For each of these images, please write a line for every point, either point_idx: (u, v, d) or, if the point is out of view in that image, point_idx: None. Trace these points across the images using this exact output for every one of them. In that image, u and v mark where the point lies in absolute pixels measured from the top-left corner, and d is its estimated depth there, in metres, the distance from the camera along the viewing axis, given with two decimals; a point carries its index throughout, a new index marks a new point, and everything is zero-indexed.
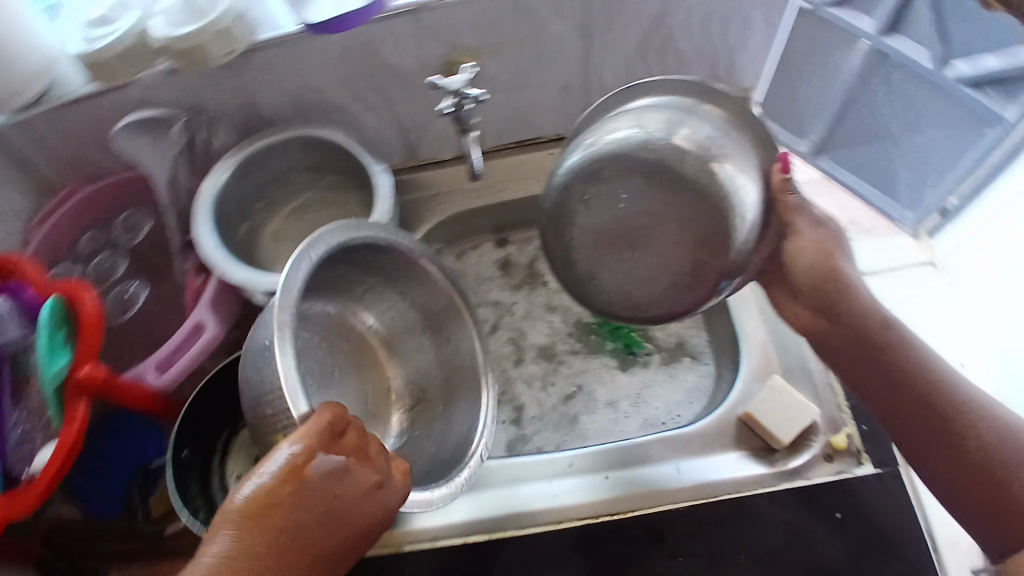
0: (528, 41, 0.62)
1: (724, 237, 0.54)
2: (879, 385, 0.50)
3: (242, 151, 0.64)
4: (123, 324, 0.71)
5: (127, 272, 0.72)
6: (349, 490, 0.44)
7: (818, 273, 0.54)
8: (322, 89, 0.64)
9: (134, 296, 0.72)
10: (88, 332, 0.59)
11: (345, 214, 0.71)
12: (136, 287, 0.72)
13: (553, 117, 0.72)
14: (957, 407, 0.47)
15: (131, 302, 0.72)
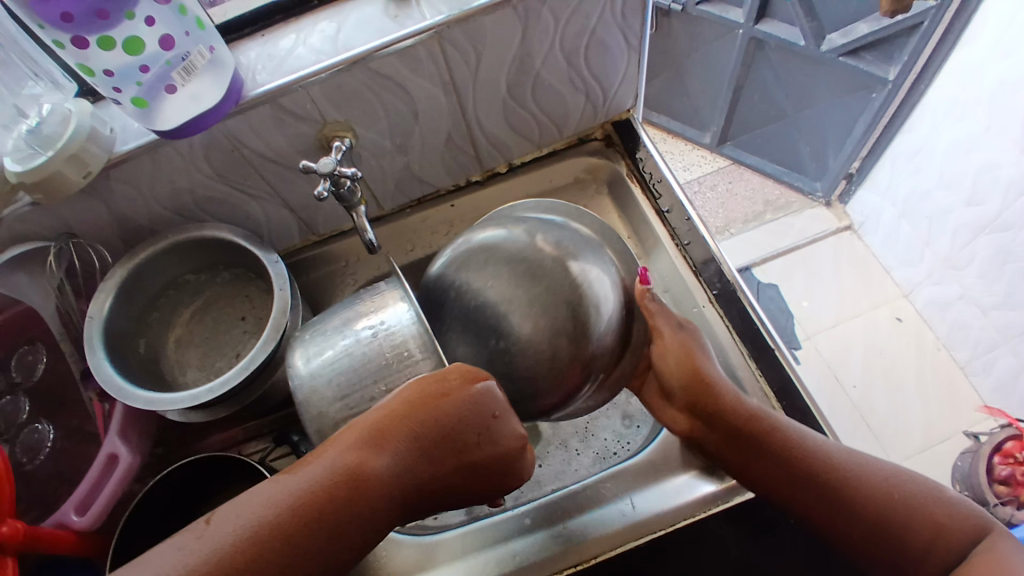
0: (396, 104, 0.62)
1: (586, 321, 0.52)
2: (780, 476, 0.53)
3: (127, 263, 0.61)
4: (37, 466, 0.65)
5: (32, 413, 0.67)
6: (502, 423, 0.48)
7: (683, 369, 0.57)
8: (195, 188, 0.63)
9: (42, 436, 0.66)
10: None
11: (250, 306, 0.69)
12: (45, 426, 0.67)
13: (444, 168, 0.72)
14: (838, 479, 0.52)
15: (41, 443, 0.66)
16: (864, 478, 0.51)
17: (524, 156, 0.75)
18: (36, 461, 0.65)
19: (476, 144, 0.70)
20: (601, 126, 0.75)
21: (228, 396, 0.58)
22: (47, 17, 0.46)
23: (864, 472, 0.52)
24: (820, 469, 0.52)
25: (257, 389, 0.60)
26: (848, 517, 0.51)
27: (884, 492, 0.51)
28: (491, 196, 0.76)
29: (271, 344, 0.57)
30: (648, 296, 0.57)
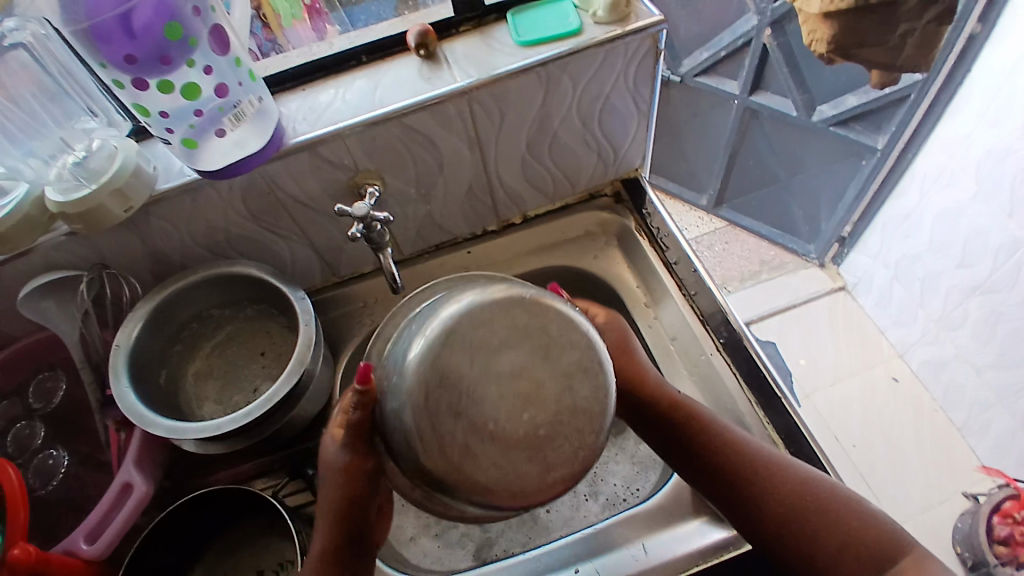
0: (423, 154, 0.66)
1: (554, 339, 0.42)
2: (698, 456, 0.58)
3: (155, 296, 0.63)
4: (49, 493, 0.65)
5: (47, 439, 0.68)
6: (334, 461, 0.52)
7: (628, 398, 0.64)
8: (229, 227, 0.66)
9: (55, 463, 0.66)
10: (14, 509, 0.55)
11: (271, 341, 0.70)
12: (60, 452, 0.67)
13: (463, 217, 0.76)
14: (746, 461, 0.56)
15: (54, 468, 0.66)
16: (759, 458, 0.57)
17: (539, 209, 0.79)
18: (45, 488, 0.65)
19: (494, 195, 0.75)
20: (612, 183, 0.80)
21: (248, 431, 0.60)
22: (112, 58, 0.49)
23: (771, 452, 0.57)
24: (735, 460, 0.57)
25: (275, 424, 0.61)
26: (739, 494, 0.56)
27: (788, 473, 0.56)
28: (508, 244, 0.79)
29: (292, 375, 0.58)
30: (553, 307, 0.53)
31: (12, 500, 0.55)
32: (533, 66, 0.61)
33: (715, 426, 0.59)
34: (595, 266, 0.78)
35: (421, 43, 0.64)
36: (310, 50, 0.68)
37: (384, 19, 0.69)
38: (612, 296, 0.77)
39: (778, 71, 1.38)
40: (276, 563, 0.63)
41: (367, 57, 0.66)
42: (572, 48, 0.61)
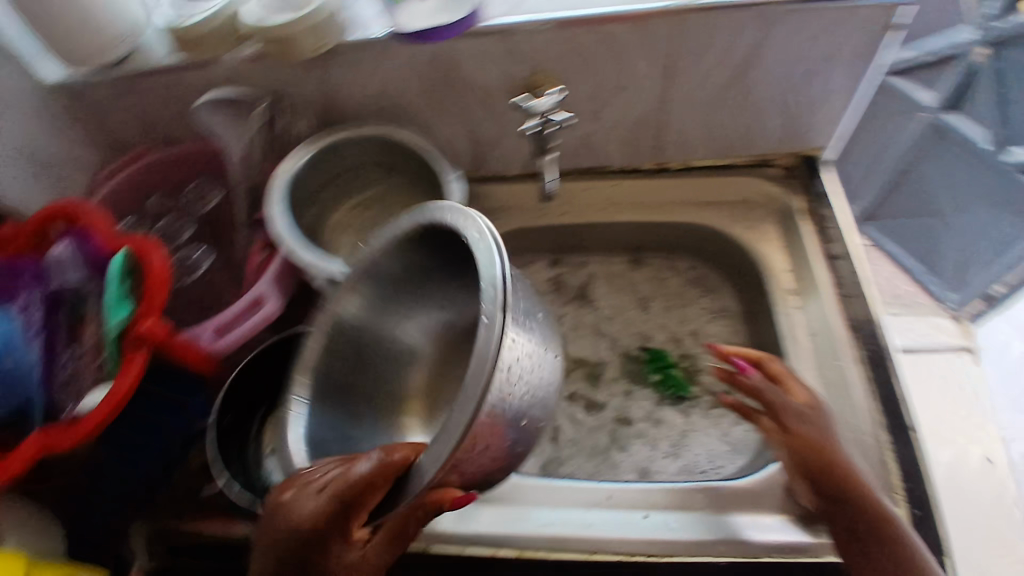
0: (611, 70, 0.63)
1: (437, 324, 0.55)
2: (846, 533, 0.51)
3: (320, 140, 0.65)
4: (185, 287, 0.69)
5: (192, 238, 0.72)
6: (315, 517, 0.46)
7: (797, 452, 0.55)
8: (400, 93, 0.66)
9: (197, 263, 0.71)
10: (158, 288, 0.57)
11: (408, 213, 0.72)
12: (202, 253, 0.71)
13: (624, 149, 0.73)
14: (893, 548, 0.49)
15: (194, 267, 0.70)
16: (907, 551, 0.49)
17: (703, 160, 0.74)
18: (187, 280, 0.69)
19: (663, 133, 0.71)
20: (786, 156, 0.75)
21: (353, 336, 0.62)
22: None
23: (915, 546, 0.49)
24: (885, 542, 0.49)
25: (377, 324, 0.63)
26: None
27: None
28: (660, 187, 0.75)
29: (432, 249, 0.60)
30: (766, 362, 0.61)
31: (156, 279, 0.57)
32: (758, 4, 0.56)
33: (876, 503, 0.51)
34: (747, 238, 0.73)
35: None
36: None
37: None
38: (754, 273, 0.72)
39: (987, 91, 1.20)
40: None
41: None
42: None
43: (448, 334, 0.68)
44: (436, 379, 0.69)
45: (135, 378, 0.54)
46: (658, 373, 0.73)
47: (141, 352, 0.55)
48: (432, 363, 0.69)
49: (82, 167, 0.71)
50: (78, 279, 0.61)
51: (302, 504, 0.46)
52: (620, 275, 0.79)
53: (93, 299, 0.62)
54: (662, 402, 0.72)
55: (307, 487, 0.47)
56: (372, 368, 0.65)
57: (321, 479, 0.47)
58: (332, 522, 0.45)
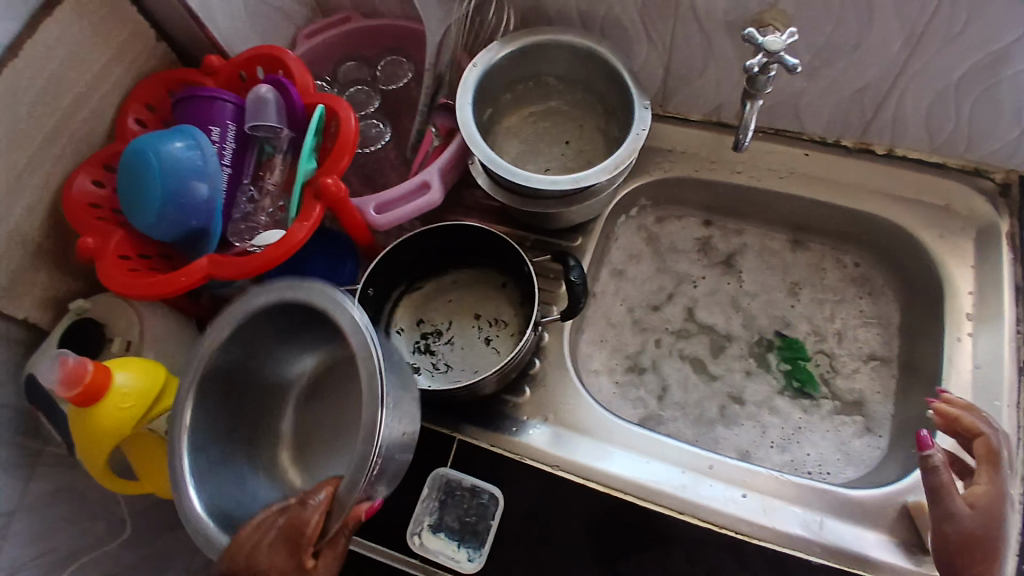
0: (852, 28, 0.57)
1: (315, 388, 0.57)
2: None
3: (523, 38, 0.63)
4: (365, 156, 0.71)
5: (376, 111, 0.73)
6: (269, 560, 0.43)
7: (952, 534, 0.50)
8: (609, 6, 0.62)
9: (379, 135, 0.71)
10: (340, 152, 0.58)
11: (579, 134, 0.70)
12: (383, 126, 0.72)
13: (831, 117, 0.67)
14: None
15: (376, 139, 0.71)
16: None
17: (909, 150, 0.68)
18: (369, 150, 0.71)
19: (879, 109, 0.64)
20: (1005, 170, 0.66)
21: (232, 370, 0.53)
22: None
23: None
24: None
25: (251, 353, 0.54)
26: None
27: None
28: (849, 168, 0.69)
29: (607, 174, 0.58)
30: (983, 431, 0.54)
31: (343, 144, 0.58)
32: None
33: None
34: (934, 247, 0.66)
35: None
36: None
37: None
38: (930, 289, 0.66)
39: None
40: (490, 319, 0.68)
41: None
42: None
43: (336, 371, 0.58)
44: (311, 417, 0.58)
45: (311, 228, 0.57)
46: (790, 362, 0.69)
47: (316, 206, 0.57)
48: (305, 395, 0.59)
49: (287, 17, 0.73)
50: (273, 124, 0.61)
51: (263, 559, 0.43)
52: (773, 253, 0.74)
53: (281, 146, 0.63)
54: (784, 392, 0.68)
55: (260, 543, 0.43)
56: (245, 403, 0.55)
57: (262, 530, 0.44)
58: (290, 555, 0.43)
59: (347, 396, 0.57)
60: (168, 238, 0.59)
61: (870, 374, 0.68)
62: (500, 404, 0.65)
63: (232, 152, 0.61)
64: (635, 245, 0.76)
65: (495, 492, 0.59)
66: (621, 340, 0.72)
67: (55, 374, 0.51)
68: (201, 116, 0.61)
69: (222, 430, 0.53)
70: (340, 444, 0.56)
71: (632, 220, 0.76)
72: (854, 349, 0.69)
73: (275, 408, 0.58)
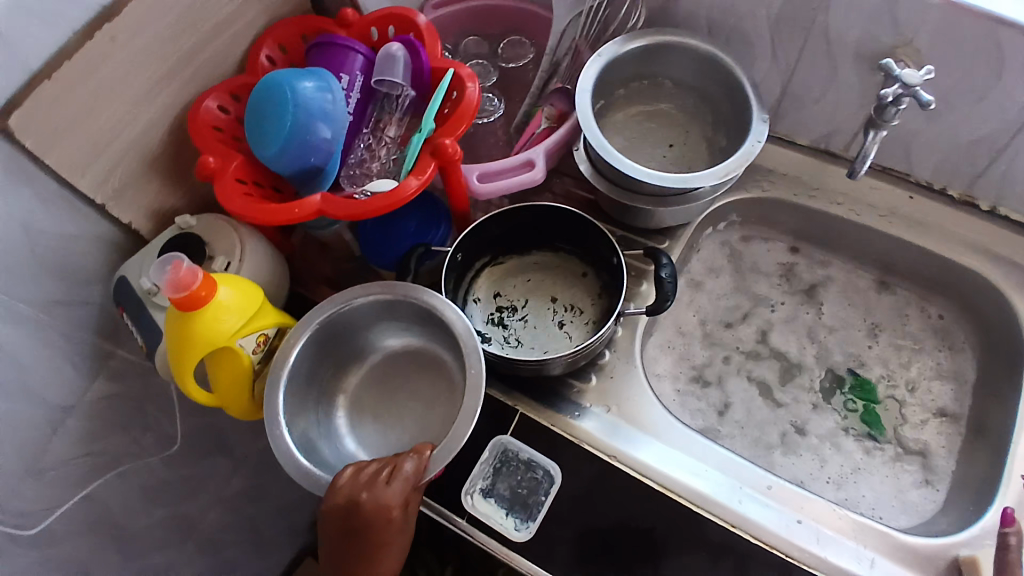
0: (987, 74, 0.57)
1: (402, 362, 0.63)
2: None
3: (651, 36, 0.65)
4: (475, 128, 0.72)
5: (491, 87, 0.74)
6: (376, 497, 0.50)
7: None
8: (743, 18, 0.63)
9: (494, 109, 0.72)
10: (460, 117, 0.60)
11: (683, 139, 0.71)
12: (497, 103, 0.72)
13: (941, 164, 0.66)
14: None
15: (490, 113, 0.72)
16: None
17: (1014, 212, 0.67)
18: (481, 122, 0.71)
19: (991, 164, 0.63)
20: None
21: (341, 325, 0.59)
22: None
23: None
24: None
25: (361, 321, 0.60)
26: None
27: None
28: (950, 218, 0.68)
29: (717, 178, 0.58)
30: None
31: (464, 109, 0.60)
32: None
33: None
34: None
35: None
36: None
37: None
38: (1014, 349, 0.65)
39: None
40: (567, 304, 0.68)
41: None
42: None
43: (407, 363, 0.63)
44: (372, 384, 0.63)
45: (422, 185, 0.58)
46: (859, 402, 0.68)
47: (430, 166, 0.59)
48: (374, 372, 0.64)
49: None
50: (398, 80, 0.63)
51: (381, 494, 0.50)
52: (857, 291, 0.73)
53: (402, 104, 0.65)
54: (850, 432, 0.67)
55: (376, 480, 0.51)
56: (330, 359, 0.61)
57: (373, 471, 0.52)
58: (396, 498, 0.50)
59: (412, 378, 0.63)
60: (283, 172, 0.61)
61: (938, 427, 0.67)
62: (565, 386, 0.65)
63: (355, 101, 0.64)
64: (716, 260, 0.76)
65: (551, 467, 0.59)
66: (689, 349, 0.72)
67: (167, 276, 0.52)
68: (330, 63, 0.63)
69: (304, 376, 0.58)
70: (395, 427, 0.61)
71: (717, 235, 0.76)
72: (924, 401, 0.68)
73: (347, 375, 0.63)
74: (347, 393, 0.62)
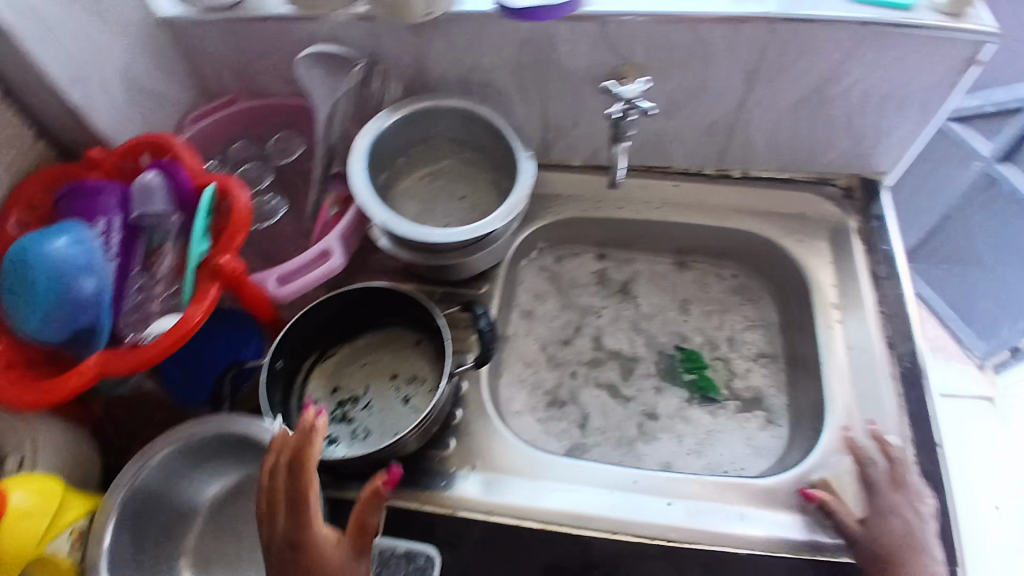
0: (696, 73, 0.65)
1: (234, 499, 0.60)
2: None
3: (408, 106, 0.67)
4: (262, 232, 0.72)
5: (270, 186, 0.74)
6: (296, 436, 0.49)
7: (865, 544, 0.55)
8: (489, 70, 0.68)
9: (273, 209, 0.72)
10: (235, 228, 0.59)
11: (472, 189, 0.74)
12: (276, 201, 0.72)
13: (694, 150, 0.75)
14: None
15: (270, 213, 0.72)
16: None
17: (762, 172, 0.76)
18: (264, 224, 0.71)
19: (728, 141, 0.73)
20: (848, 176, 0.75)
21: (154, 485, 0.56)
22: None
23: None
24: None
25: (174, 475, 0.57)
26: None
27: None
28: (716, 193, 0.77)
29: (498, 222, 0.62)
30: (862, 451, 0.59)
31: (237, 220, 0.59)
32: (850, 22, 0.58)
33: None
34: (798, 249, 0.74)
35: None
36: None
37: None
38: (796, 287, 0.75)
39: None
40: (409, 377, 0.68)
41: None
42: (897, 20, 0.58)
43: (240, 498, 0.60)
44: (209, 536, 0.59)
45: (207, 310, 0.56)
46: (692, 373, 0.75)
47: (214, 288, 0.57)
48: (208, 522, 0.59)
49: (170, 104, 0.73)
50: (161, 209, 0.61)
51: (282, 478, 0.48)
52: (662, 276, 0.81)
53: (173, 230, 0.63)
54: (693, 402, 0.74)
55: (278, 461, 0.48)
56: (152, 528, 0.56)
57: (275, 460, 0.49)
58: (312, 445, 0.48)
59: (250, 512, 0.59)
60: (54, 339, 0.55)
61: (762, 373, 0.75)
62: (427, 459, 0.64)
63: (119, 241, 0.60)
64: (539, 285, 0.81)
65: (432, 553, 0.57)
66: (536, 376, 0.76)
67: None
68: (83, 211, 0.60)
69: (123, 554, 0.53)
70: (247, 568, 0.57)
71: (533, 262, 0.82)
72: (743, 351, 0.76)
73: (181, 536, 0.58)
74: (187, 554, 0.57)
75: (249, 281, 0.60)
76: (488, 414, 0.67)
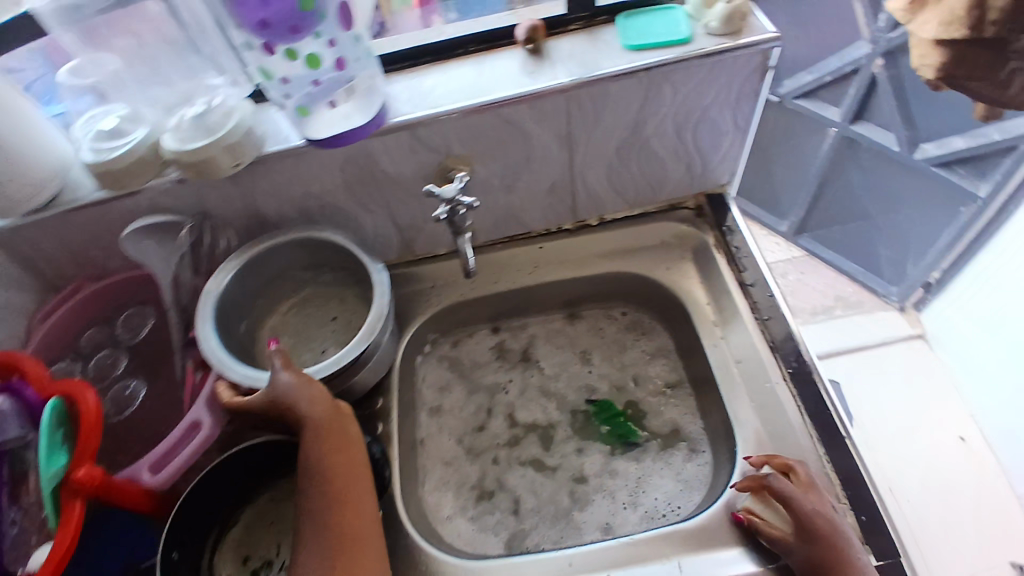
0: (516, 149, 0.66)
1: None
2: None
3: (251, 249, 0.67)
4: (123, 421, 0.70)
5: (126, 370, 0.72)
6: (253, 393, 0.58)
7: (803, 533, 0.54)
8: (321, 194, 0.67)
9: (134, 393, 0.71)
10: (86, 433, 0.57)
11: (343, 307, 0.74)
12: (136, 384, 0.71)
13: (547, 211, 0.76)
14: None
15: (130, 400, 0.70)
16: None
17: (615, 214, 0.78)
18: (126, 412, 0.70)
19: (574, 195, 0.74)
20: (695, 197, 0.79)
21: None
22: (246, 21, 0.51)
23: None
24: None
25: None
26: None
27: None
28: (579, 244, 0.79)
29: (361, 345, 0.61)
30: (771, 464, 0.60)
31: (85, 422, 0.57)
32: (637, 70, 0.60)
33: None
34: (665, 276, 0.77)
35: (530, 37, 0.63)
36: (423, 32, 0.68)
37: (495, 11, 0.69)
38: (680, 311, 0.76)
39: (884, 101, 1.17)
40: None
41: (474, 47, 0.66)
42: (678, 55, 0.60)
43: None
44: None
45: (76, 529, 0.54)
46: (607, 423, 0.75)
47: (79, 503, 0.55)
48: None
49: (12, 311, 0.70)
50: (19, 432, 0.59)
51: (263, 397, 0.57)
52: (558, 332, 0.82)
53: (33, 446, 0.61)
54: (616, 453, 0.73)
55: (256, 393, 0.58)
56: None
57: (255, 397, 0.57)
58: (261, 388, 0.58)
59: None
60: None
61: (676, 403, 0.75)
62: None
63: None
64: (441, 376, 0.80)
65: None
66: (460, 472, 0.74)
67: None
68: None
69: None
70: None
71: (430, 356, 0.81)
72: (650, 386, 0.77)
73: None
74: None
75: (116, 482, 0.58)
76: (412, 534, 0.65)
